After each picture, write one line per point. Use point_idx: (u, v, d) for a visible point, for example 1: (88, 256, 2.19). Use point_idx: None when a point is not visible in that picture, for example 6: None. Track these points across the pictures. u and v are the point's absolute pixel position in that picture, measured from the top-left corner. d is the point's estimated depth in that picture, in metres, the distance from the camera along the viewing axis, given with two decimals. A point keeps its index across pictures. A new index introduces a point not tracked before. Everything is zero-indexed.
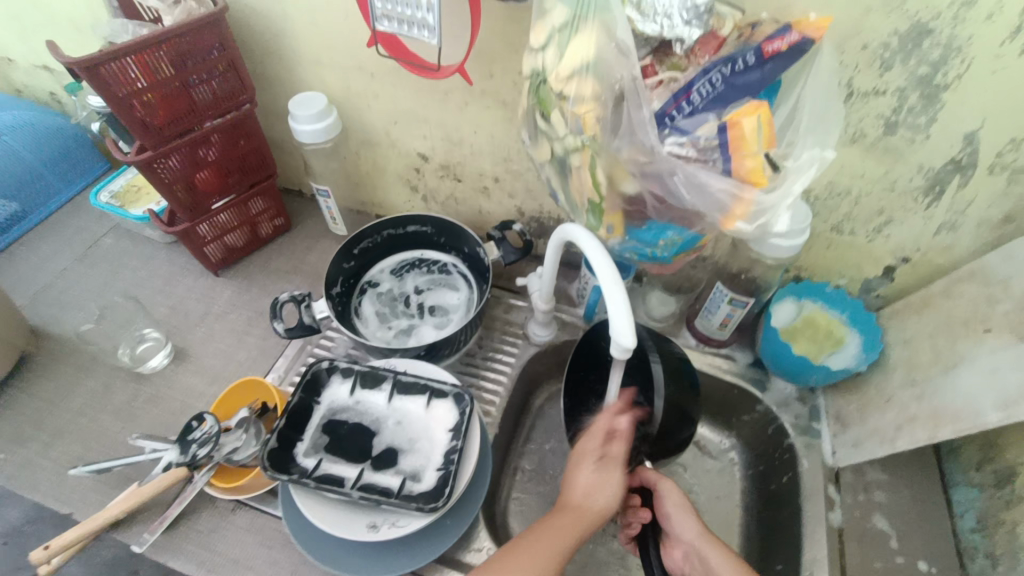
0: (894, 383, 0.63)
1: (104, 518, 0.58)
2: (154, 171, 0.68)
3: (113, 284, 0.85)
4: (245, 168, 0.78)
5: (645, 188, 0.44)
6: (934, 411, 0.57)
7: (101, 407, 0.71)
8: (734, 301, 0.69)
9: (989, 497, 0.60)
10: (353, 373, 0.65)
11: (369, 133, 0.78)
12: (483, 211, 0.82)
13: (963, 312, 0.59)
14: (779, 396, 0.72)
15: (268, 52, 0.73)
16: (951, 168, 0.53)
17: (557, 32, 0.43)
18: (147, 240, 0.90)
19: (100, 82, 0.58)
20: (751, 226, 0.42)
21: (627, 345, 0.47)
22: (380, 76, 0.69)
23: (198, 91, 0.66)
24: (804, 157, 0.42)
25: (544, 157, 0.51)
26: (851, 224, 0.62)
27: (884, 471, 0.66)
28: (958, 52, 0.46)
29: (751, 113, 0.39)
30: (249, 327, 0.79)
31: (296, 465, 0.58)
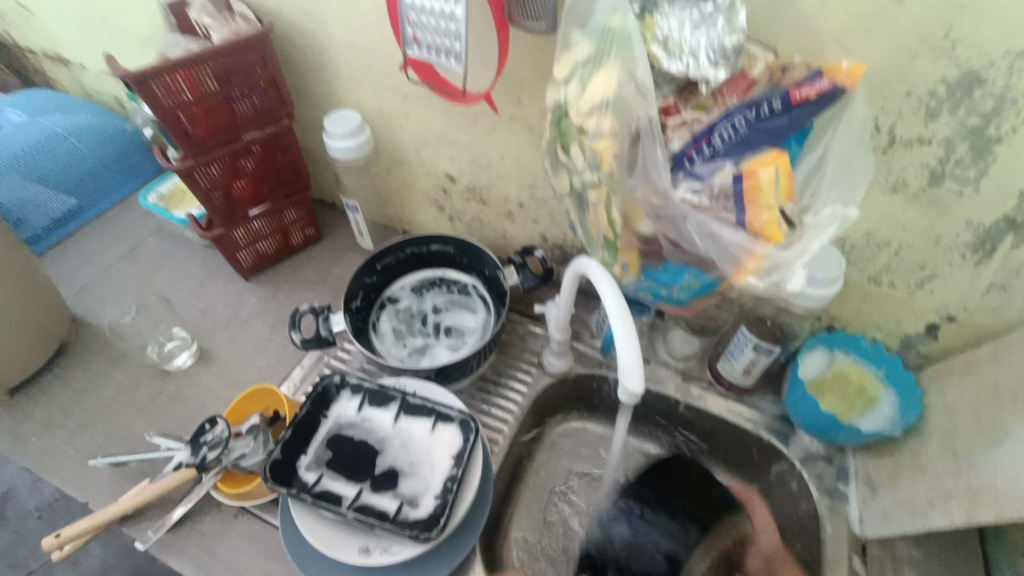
0: (931, 452, 0.58)
1: (115, 511, 0.59)
2: (194, 179, 0.71)
3: (152, 281, 0.89)
4: (279, 178, 0.80)
5: (660, 231, 0.43)
6: (974, 487, 0.52)
7: (126, 400, 0.74)
8: (759, 347, 0.65)
9: None
10: (362, 390, 0.65)
11: (400, 152, 0.79)
12: (506, 235, 0.82)
13: (1013, 382, 0.54)
14: (803, 452, 0.67)
15: (310, 70, 0.75)
16: (1003, 225, 0.49)
17: (580, 67, 0.43)
18: (187, 242, 0.94)
19: (150, 95, 0.61)
20: (762, 282, 0.40)
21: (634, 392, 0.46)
22: (413, 98, 0.71)
23: (239, 106, 0.69)
24: (825, 213, 0.39)
25: (564, 189, 0.50)
26: (890, 276, 0.58)
27: (918, 546, 0.60)
28: (1012, 104, 0.43)
29: (768, 163, 0.38)
30: (271, 333, 0.81)
31: (298, 478, 0.58)
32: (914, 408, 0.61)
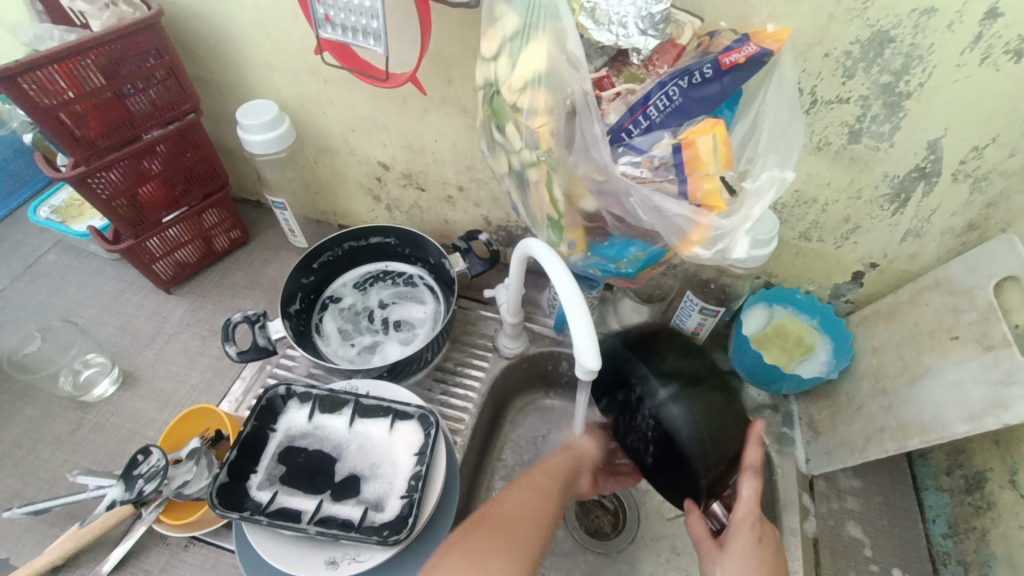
0: (863, 391, 0.63)
1: (42, 561, 0.55)
2: (90, 187, 0.64)
3: (54, 303, 0.79)
4: (192, 179, 0.73)
5: (604, 206, 0.43)
6: (902, 422, 0.56)
7: (40, 438, 0.67)
8: (705, 310, 0.67)
9: (959, 503, 0.60)
10: (311, 397, 0.61)
11: (325, 141, 0.74)
12: (448, 220, 0.80)
13: (931, 321, 0.58)
14: (751, 403, 0.71)
15: (214, 57, 0.68)
16: (915, 175, 0.53)
17: (509, 41, 0.41)
18: (92, 256, 0.85)
19: (22, 96, 0.53)
20: (708, 252, 0.40)
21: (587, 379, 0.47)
22: (334, 82, 0.66)
23: (134, 101, 0.62)
24: (765, 178, 0.39)
25: (503, 170, 0.50)
26: (819, 231, 0.61)
27: (857, 477, 0.65)
28: (919, 61, 0.45)
29: (705, 131, 0.37)
30: (203, 347, 0.75)
31: (250, 499, 0.55)
32: (845, 352, 0.65)
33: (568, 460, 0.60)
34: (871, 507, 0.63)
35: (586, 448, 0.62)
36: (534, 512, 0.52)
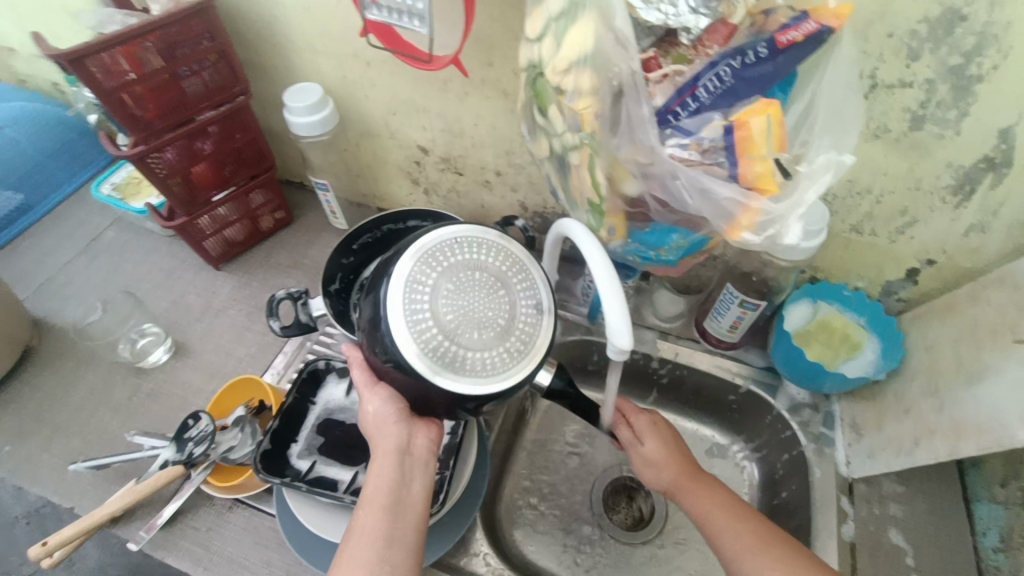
0: (913, 391, 0.60)
1: (101, 515, 0.58)
2: (148, 165, 0.66)
3: (114, 276, 0.84)
4: (241, 160, 0.76)
5: (647, 190, 0.42)
6: (955, 426, 0.54)
7: (101, 401, 0.71)
8: (745, 303, 0.65)
9: (1014, 515, 0.57)
10: (350, 373, 0.64)
11: (367, 123, 0.76)
12: (485, 205, 0.81)
13: (992, 321, 0.55)
14: (790, 401, 0.69)
15: (263, 40, 0.70)
16: (983, 166, 0.49)
17: (554, 22, 0.41)
18: (148, 232, 0.89)
19: (88, 77, 0.55)
20: (758, 237, 0.39)
21: (538, 325, 0.44)
22: (377, 65, 0.67)
23: (189, 83, 0.63)
24: (819, 162, 0.39)
25: (543, 154, 0.50)
26: (871, 224, 0.59)
27: (901, 482, 0.61)
28: (995, 41, 0.42)
29: (759, 113, 0.36)
30: (248, 322, 0.78)
31: (291, 467, 0.57)
32: (894, 350, 0.63)
33: (391, 464, 0.46)
34: (915, 513, 0.60)
35: (382, 434, 0.46)
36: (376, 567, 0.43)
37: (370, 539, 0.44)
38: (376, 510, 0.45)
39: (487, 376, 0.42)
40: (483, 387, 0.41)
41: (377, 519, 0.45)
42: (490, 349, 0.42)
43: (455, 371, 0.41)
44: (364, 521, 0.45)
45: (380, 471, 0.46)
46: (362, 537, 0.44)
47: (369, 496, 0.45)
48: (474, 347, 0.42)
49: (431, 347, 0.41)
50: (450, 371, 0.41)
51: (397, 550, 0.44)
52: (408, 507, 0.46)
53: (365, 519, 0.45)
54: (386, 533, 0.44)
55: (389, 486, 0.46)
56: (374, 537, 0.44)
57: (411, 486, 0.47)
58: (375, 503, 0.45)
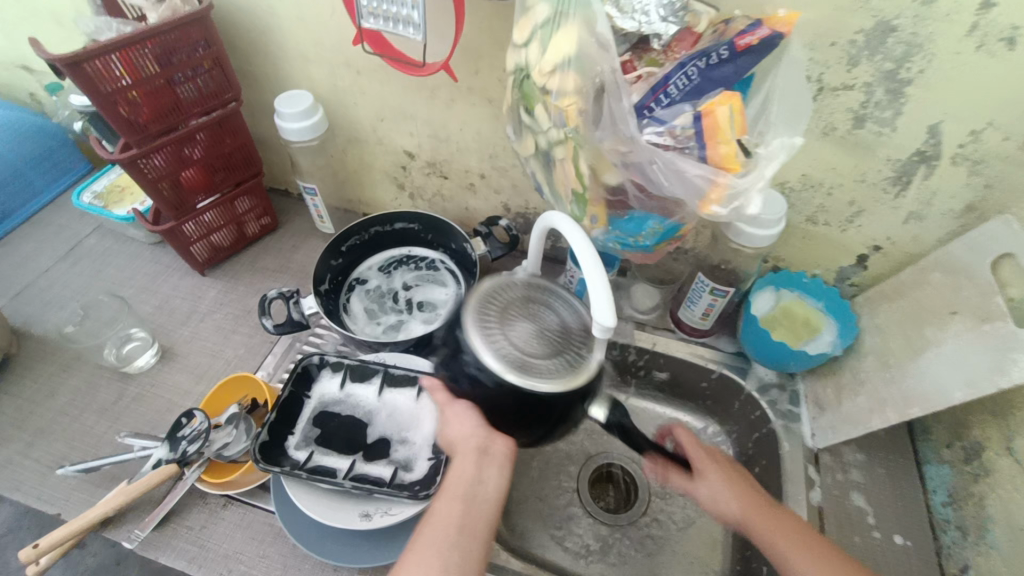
0: (869, 366, 0.66)
1: (95, 515, 0.57)
2: (138, 169, 0.67)
3: (96, 282, 0.84)
4: (229, 165, 0.78)
5: (627, 177, 0.46)
6: (906, 393, 0.59)
7: (85, 405, 0.70)
8: (715, 291, 0.71)
9: (958, 473, 0.62)
10: (343, 366, 0.65)
11: (354, 130, 0.79)
12: (469, 208, 0.85)
13: (932, 298, 0.61)
14: (758, 382, 0.75)
15: (254, 50, 0.73)
16: (916, 159, 0.56)
17: (540, 29, 0.45)
18: (130, 239, 0.89)
19: (84, 80, 0.57)
20: (726, 210, 0.43)
21: (592, 337, 0.49)
22: (366, 73, 0.70)
23: (183, 89, 0.65)
24: (774, 144, 0.44)
25: (529, 152, 0.55)
26: (825, 215, 0.65)
27: (861, 450, 0.68)
28: (919, 49, 0.49)
29: (724, 102, 0.40)
30: (236, 324, 0.79)
31: (288, 458, 0.58)
32: (851, 331, 0.68)
33: (471, 463, 0.48)
34: (875, 479, 0.66)
35: (461, 437, 0.49)
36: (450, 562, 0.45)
37: (443, 532, 0.46)
38: (454, 504, 0.48)
39: (555, 377, 0.45)
40: (554, 388, 0.45)
41: (452, 510, 0.48)
42: (553, 358, 0.47)
43: (523, 372, 0.45)
44: (439, 512, 0.48)
45: (461, 469, 0.48)
46: (436, 526, 0.47)
47: (446, 491, 0.48)
48: (541, 358, 0.47)
49: (505, 354, 0.46)
50: (520, 374, 0.45)
51: (468, 545, 0.46)
52: (479, 505, 0.48)
53: (442, 510, 0.48)
54: (458, 529, 0.47)
55: (467, 483, 0.48)
56: (448, 529, 0.46)
57: (485, 488, 0.48)
58: (454, 496, 0.48)
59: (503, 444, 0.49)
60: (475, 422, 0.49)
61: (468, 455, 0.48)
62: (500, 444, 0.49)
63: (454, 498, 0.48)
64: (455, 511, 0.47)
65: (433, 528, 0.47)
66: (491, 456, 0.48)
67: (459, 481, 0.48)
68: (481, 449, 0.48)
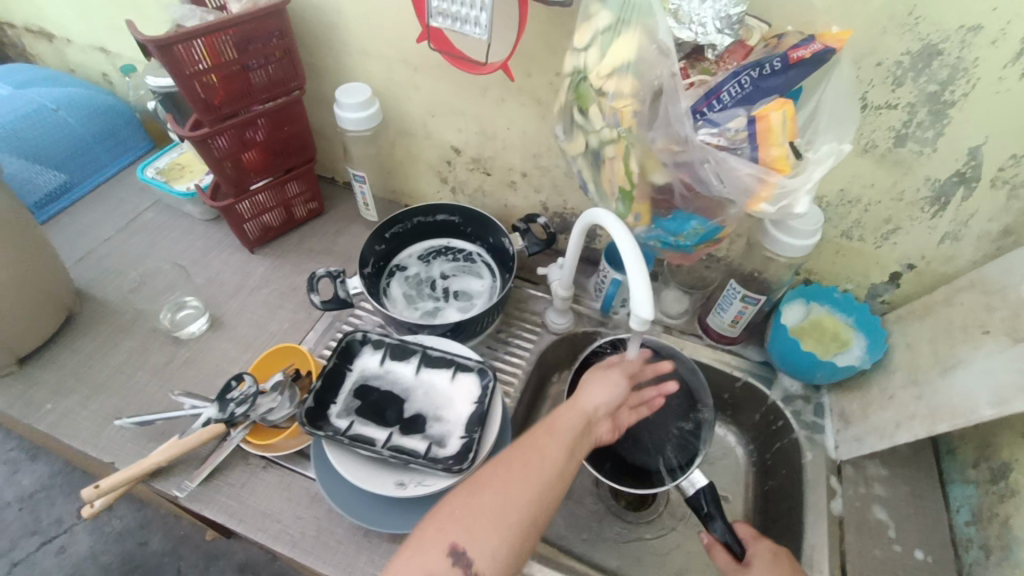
0: (895, 382, 0.67)
1: (150, 463, 0.61)
2: (206, 147, 0.72)
3: (153, 253, 0.89)
4: (287, 150, 0.82)
5: (676, 177, 0.49)
6: (932, 408, 0.60)
7: (139, 365, 0.75)
8: (746, 298, 0.73)
9: (983, 493, 0.63)
10: (384, 345, 0.69)
11: (405, 123, 0.83)
12: (508, 205, 0.88)
13: (964, 317, 0.62)
14: (783, 393, 0.76)
15: (319, 43, 0.77)
16: (955, 180, 0.57)
17: (600, 35, 0.49)
18: (186, 215, 0.94)
19: (170, 61, 0.62)
20: (773, 208, 0.46)
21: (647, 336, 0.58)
22: (423, 70, 0.74)
23: (255, 75, 0.70)
24: (824, 150, 0.46)
25: (577, 151, 0.58)
26: (860, 231, 0.66)
27: (884, 466, 0.69)
28: (964, 73, 0.51)
29: (778, 108, 0.43)
30: (282, 301, 0.83)
31: (330, 424, 0.62)
32: (879, 346, 0.70)
33: (577, 418, 0.55)
34: (896, 495, 0.66)
35: (592, 401, 0.57)
36: (534, 491, 0.47)
37: (539, 462, 0.49)
38: (560, 444, 0.52)
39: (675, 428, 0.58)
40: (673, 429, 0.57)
41: (556, 450, 0.51)
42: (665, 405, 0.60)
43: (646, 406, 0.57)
44: (544, 441, 0.51)
45: (567, 421, 0.54)
46: (534, 451, 0.50)
47: (552, 431, 0.53)
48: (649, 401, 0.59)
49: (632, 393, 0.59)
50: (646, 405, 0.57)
51: (543, 498, 0.47)
52: (576, 455, 0.52)
53: (546, 440, 0.52)
54: (552, 470, 0.49)
55: (574, 433, 0.54)
56: (550, 461, 0.50)
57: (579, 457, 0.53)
58: (560, 440, 0.52)
59: (607, 431, 0.58)
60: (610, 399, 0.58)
61: (586, 409, 0.56)
62: (603, 424, 0.58)
63: (536, 481, 0.48)
64: (563, 451, 0.51)
65: (535, 453, 0.50)
66: (597, 426, 0.57)
67: (566, 427, 0.54)
68: (591, 415, 0.56)
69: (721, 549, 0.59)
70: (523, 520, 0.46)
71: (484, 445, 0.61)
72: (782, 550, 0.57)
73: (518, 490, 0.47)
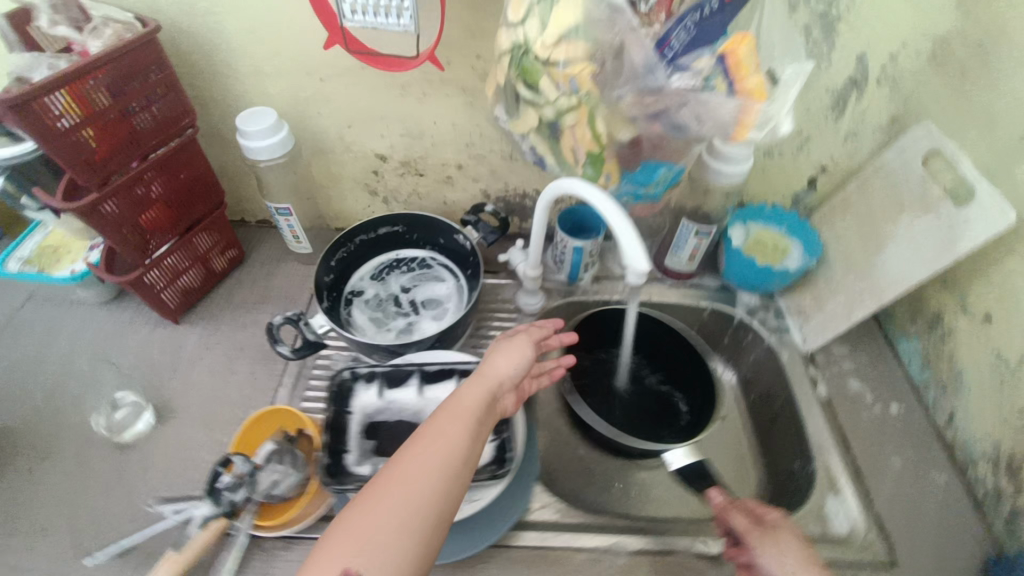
0: (837, 272, 0.76)
1: None
2: (97, 217, 0.61)
3: (52, 355, 0.74)
4: (191, 198, 0.72)
5: (647, 130, 0.50)
6: (876, 284, 0.69)
7: (86, 487, 0.63)
8: (700, 232, 0.78)
9: (924, 341, 0.73)
10: (377, 375, 0.65)
11: (320, 141, 0.76)
12: (447, 201, 0.85)
13: (878, 201, 0.72)
14: (746, 308, 0.83)
15: (200, 71, 0.68)
16: (849, 85, 0.66)
17: (536, 5, 0.48)
18: (77, 302, 0.79)
19: (32, 122, 0.51)
20: (760, 133, 0.48)
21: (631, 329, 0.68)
22: (332, 79, 0.68)
23: (139, 119, 0.60)
24: (788, 73, 0.48)
25: (525, 129, 0.54)
26: (779, 147, 0.73)
27: (845, 345, 0.79)
28: None
29: (742, 41, 0.47)
30: (234, 364, 0.74)
31: (353, 474, 0.57)
32: (815, 244, 0.78)
33: (482, 392, 0.53)
34: (861, 366, 0.77)
35: (502, 369, 0.55)
36: (433, 476, 0.45)
37: (439, 446, 0.47)
38: (460, 424, 0.49)
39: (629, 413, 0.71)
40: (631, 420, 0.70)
41: (454, 429, 0.48)
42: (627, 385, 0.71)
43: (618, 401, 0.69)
44: (441, 424, 0.49)
45: (468, 397, 0.52)
46: (439, 437, 0.47)
47: (454, 410, 0.50)
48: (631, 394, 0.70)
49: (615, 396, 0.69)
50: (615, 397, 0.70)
51: (441, 486, 0.45)
52: (479, 433, 0.50)
53: (442, 423, 0.49)
54: (453, 453, 0.47)
55: (478, 410, 0.51)
56: (449, 443, 0.47)
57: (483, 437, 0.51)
58: (456, 418, 0.49)
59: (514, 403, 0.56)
60: (517, 368, 0.56)
61: (488, 383, 0.54)
62: (512, 396, 0.56)
63: (428, 470, 0.45)
64: (464, 430, 0.49)
65: (433, 437, 0.47)
66: (504, 399, 0.55)
67: (463, 403, 0.51)
68: (495, 387, 0.54)
69: (738, 512, 0.55)
70: (426, 511, 0.43)
71: (518, 442, 0.62)
72: (784, 520, 0.53)
73: (418, 476, 0.44)
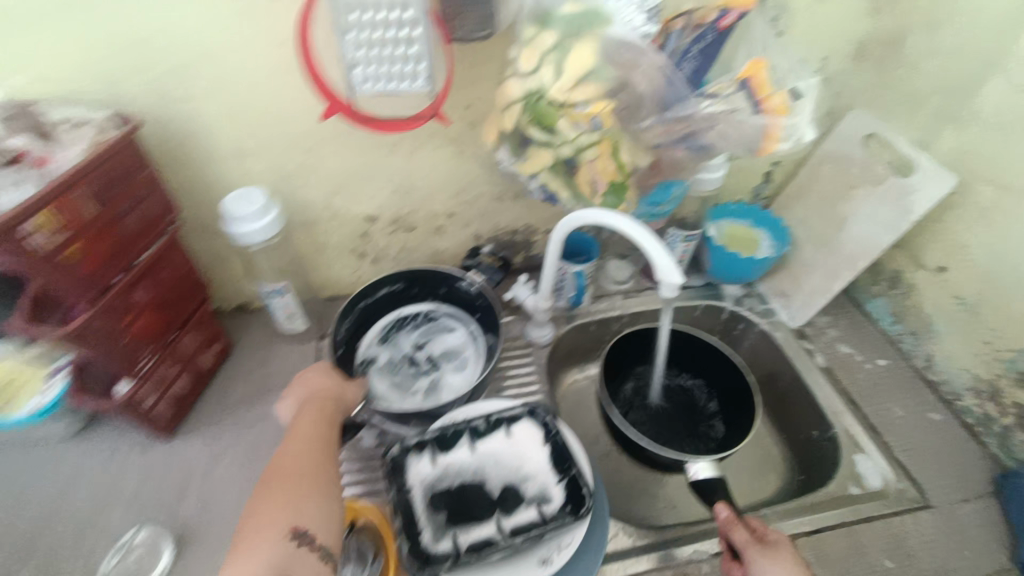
0: (807, 251, 0.84)
1: None
2: (87, 339, 0.54)
3: (24, 509, 0.63)
4: (179, 296, 0.65)
5: (670, 152, 0.54)
6: (848, 256, 0.79)
7: None
8: (687, 237, 0.83)
9: (890, 298, 0.84)
10: (427, 443, 0.62)
11: (304, 212, 0.73)
12: (439, 250, 0.84)
13: (829, 185, 0.82)
14: (734, 299, 0.89)
15: (168, 160, 0.63)
16: None
17: (550, 54, 0.50)
18: (40, 440, 0.68)
19: (17, 249, 0.45)
20: (787, 143, 0.53)
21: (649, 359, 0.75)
22: (317, 149, 0.66)
23: (126, 222, 0.55)
24: (801, 88, 0.55)
25: (535, 169, 0.56)
26: None
27: (826, 314, 0.88)
28: (784, 12, 0.66)
29: (756, 67, 0.54)
30: (252, 468, 0.67)
31: (438, 553, 0.55)
32: (780, 230, 0.86)
33: (313, 414, 0.56)
34: (843, 330, 0.86)
35: (326, 385, 0.60)
36: (311, 460, 0.51)
37: (309, 441, 0.53)
38: (318, 421, 0.55)
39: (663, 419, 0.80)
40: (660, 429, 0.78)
41: (316, 427, 0.55)
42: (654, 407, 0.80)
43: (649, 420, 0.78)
44: (300, 431, 0.54)
45: (313, 411, 0.56)
46: (304, 437, 0.53)
47: (311, 420, 0.55)
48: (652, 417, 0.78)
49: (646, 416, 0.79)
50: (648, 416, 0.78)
51: (324, 462, 0.52)
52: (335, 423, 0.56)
53: (304, 427, 0.54)
54: (323, 444, 0.53)
55: (327, 414, 0.56)
56: (315, 439, 0.53)
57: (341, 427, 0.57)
58: (317, 418, 0.56)
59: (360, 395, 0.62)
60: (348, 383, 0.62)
61: (324, 392, 0.60)
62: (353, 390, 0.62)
63: (309, 455, 0.51)
64: (319, 430, 0.54)
65: (299, 437, 0.53)
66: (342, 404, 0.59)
67: (312, 409, 0.57)
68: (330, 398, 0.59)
69: (742, 527, 0.53)
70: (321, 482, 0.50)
71: (586, 474, 0.60)
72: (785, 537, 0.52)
73: (301, 460, 0.51)
